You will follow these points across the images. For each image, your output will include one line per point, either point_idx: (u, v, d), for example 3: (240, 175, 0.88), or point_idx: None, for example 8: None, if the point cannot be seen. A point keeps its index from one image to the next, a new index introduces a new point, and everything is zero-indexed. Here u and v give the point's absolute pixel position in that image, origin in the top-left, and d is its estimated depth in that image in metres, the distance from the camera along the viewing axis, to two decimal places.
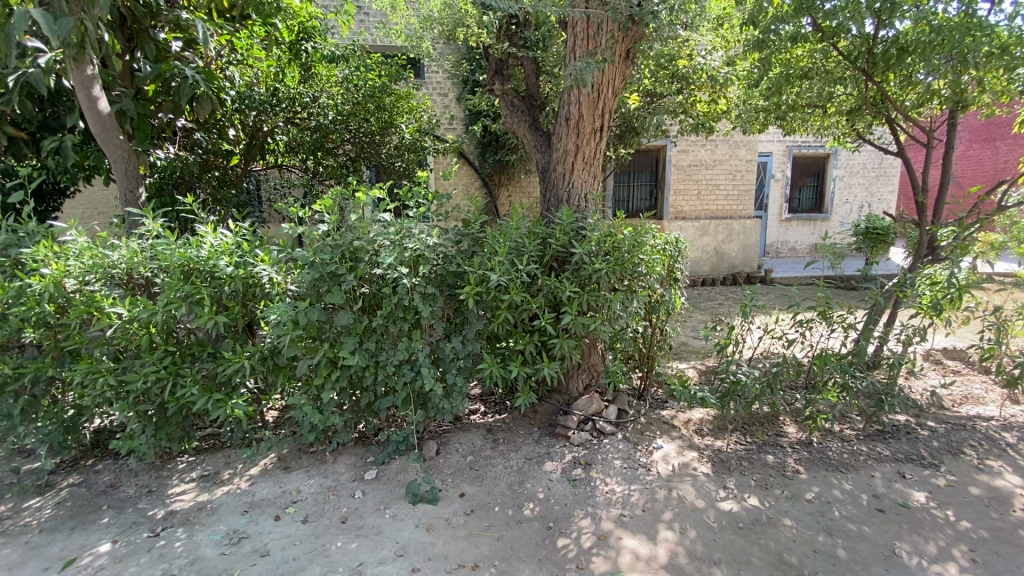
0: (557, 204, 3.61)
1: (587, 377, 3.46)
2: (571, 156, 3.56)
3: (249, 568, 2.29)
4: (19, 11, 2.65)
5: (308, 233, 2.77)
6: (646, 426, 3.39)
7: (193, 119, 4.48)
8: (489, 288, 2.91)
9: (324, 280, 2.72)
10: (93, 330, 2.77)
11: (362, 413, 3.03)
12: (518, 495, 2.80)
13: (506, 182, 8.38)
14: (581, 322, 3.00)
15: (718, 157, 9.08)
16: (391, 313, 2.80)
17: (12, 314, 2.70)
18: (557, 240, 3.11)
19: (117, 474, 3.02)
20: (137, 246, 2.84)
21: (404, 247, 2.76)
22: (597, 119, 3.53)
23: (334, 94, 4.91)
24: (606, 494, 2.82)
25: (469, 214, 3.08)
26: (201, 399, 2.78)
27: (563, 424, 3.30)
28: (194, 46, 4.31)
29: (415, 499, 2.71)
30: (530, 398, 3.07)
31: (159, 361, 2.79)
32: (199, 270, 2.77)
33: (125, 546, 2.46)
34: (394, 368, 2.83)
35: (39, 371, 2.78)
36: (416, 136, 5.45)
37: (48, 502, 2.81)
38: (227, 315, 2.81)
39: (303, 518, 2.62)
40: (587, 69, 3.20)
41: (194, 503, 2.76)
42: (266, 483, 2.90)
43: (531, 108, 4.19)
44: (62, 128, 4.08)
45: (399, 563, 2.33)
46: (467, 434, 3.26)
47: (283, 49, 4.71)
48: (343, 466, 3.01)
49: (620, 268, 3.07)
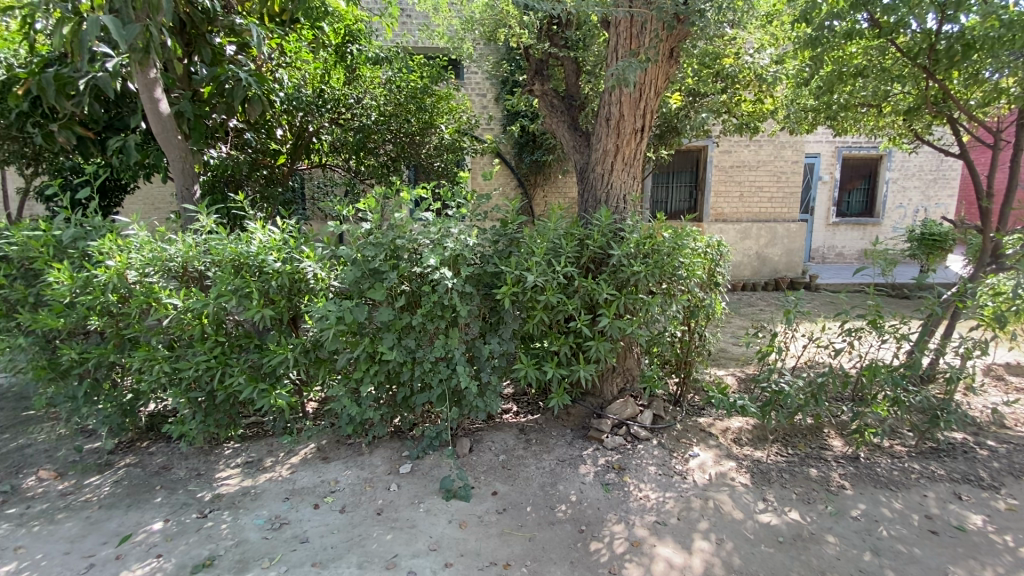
0: (595, 204, 3.59)
1: (622, 381, 3.43)
2: (610, 157, 3.53)
3: (289, 554, 2.38)
4: (91, 18, 2.83)
5: (351, 231, 2.84)
6: (682, 433, 3.31)
7: (244, 120, 4.65)
8: (525, 288, 2.92)
9: (367, 277, 2.81)
10: (150, 320, 2.92)
11: (398, 408, 3.08)
12: (551, 496, 2.80)
13: (542, 181, 8.35)
14: (618, 325, 2.97)
15: (763, 158, 8.79)
16: (429, 313, 2.85)
17: (79, 303, 2.88)
18: (595, 241, 3.08)
19: (169, 456, 3.18)
20: (192, 241, 2.99)
21: (444, 246, 2.82)
22: (638, 119, 3.48)
23: (377, 96, 5.01)
24: (640, 501, 2.77)
25: (507, 214, 3.11)
26: (248, 388, 2.90)
27: (596, 427, 3.25)
28: (247, 49, 4.45)
29: (449, 495, 2.74)
30: (564, 399, 3.06)
31: (210, 351, 2.92)
32: (249, 265, 2.89)
33: (175, 525, 2.59)
34: (430, 365, 2.88)
35: (102, 357, 2.95)
36: (456, 137, 5.47)
37: (106, 480, 2.99)
38: (274, 309, 2.91)
39: (341, 508, 2.70)
40: (631, 68, 3.17)
41: (240, 487, 2.88)
42: (306, 472, 2.99)
43: (570, 108, 4.17)
44: (125, 128, 4.38)
45: (433, 557, 2.36)
46: (500, 433, 3.26)
47: (330, 52, 4.92)
48: (379, 459, 3.07)
49: (659, 270, 3.03)
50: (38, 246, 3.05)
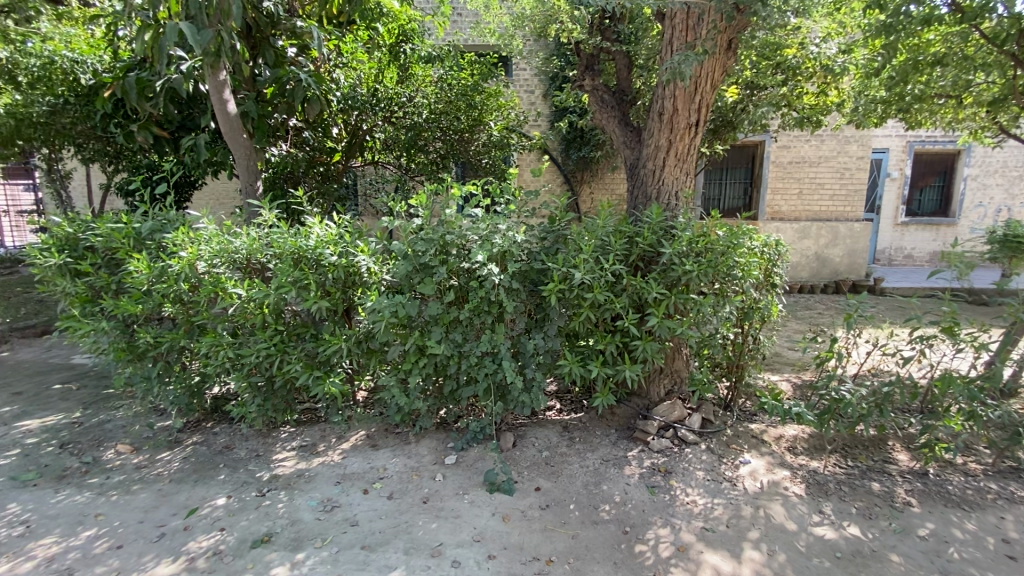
0: (645, 201, 3.52)
1: (670, 382, 3.33)
2: (662, 153, 3.45)
3: (340, 536, 2.48)
4: (170, 25, 3.02)
5: (403, 227, 2.92)
6: (732, 438, 3.20)
7: (303, 120, 4.86)
8: (572, 286, 2.89)
9: (417, 271, 2.88)
10: (217, 308, 3.11)
11: (445, 400, 3.14)
12: (594, 495, 2.77)
13: (589, 178, 8.24)
14: (667, 325, 2.91)
15: (824, 153, 8.35)
16: (476, 307, 2.90)
17: (156, 290, 3.10)
18: (645, 239, 3.01)
19: (231, 437, 3.37)
20: (256, 234, 3.15)
21: (492, 242, 2.85)
22: (692, 113, 3.38)
23: (428, 94, 5.12)
24: (687, 505, 2.71)
25: (555, 211, 3.09)
26: (304, 375, 3.04)
27: (642, 428, 3.18)
28: (307, 51, 4.64)
29: (493, 488, 2.77)
30: (609, 399, 3.03)
31: (270, 339, 3.08)
32: (307, 258, 3.03)
33: (237, 502, 2.76)
34: (477, 359, 2.92)
35: (174, 341, 3.17)
36: (504, 133, 5.47)
37: (176, 456, 3.21)
38: (330, 300, 3.03)
39: (388, 494, 2.78)
40: (686, 61, 3.10)
41: (295, 469, 3.02)
42: (356, 458, 3.10)
43: (621, 103, 4.10)
44: (195, 128, 4.68)
45: (477, 548, 2.40)
46: (544, 430, 3.25)
47: (384, 52, 5.05)
48: (425, 449, 3.14)
49: (713, 270, 2.93)
50: (121, 237, 3.31)
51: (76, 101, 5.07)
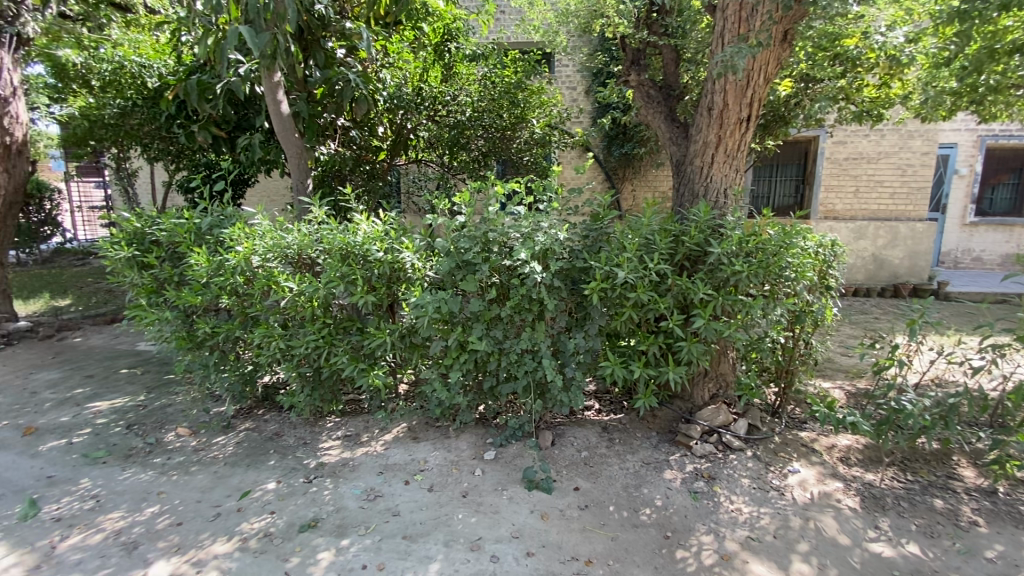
0: (691, 198, 3.43)
1: (715, 386, 3.22)
2: (711, 149, 3.35)
3: (383, 525, 2.55)
4: (231, 29, 3.15)
5: (447, 224, 2.96)
6: (780, 446, 3.08)
7: (351, 119, 5.01)
8: (615, 285, 2.85)
9: (460, 268, 2.91)
10: (269, 300, 3.24)
11: (484, 396, 3.16)
12: (634, 498, 2.73)
13: (631, 175, 8.12)
14: (714, 327, 2.82)
15: (885, 149, 7.88)
16: (517, 305, 2.91)
17: (214, 283, 3.26)
18: (691, 237, 2.94)
19: (281, 424, 3.51)
20: (307, 231, 3.26)
21: (534, 239, 2.83)
22: (744, 108, 3.26)
23: (472, 93, 5.20)
24: (731, 513, 2.63)
25: (599, 208, 3.05)
26: (350, 367, 3.14)
27: (685, 432, 3.10)
28: (356, 52, 4.68)
29: (531, 485, 2.78)
30: (651, 401, 2.98)
31: (318, 331, 3.19)
32: (355, 254, 3.12)
33: (286, 486, 2.87)
34: (517, 356, 2.93)
35: (229, 331, 3.33)
36: (546, 130, 5.42)
37: (230, 440, 3.37)
38: (375, 295, 3.11)
39: (428, 486, 2.84)
40: (740, 54, 2.98)
41: (340, 458, 3.12)
42: (397, 449, 3.17)
43: (668, 98, 4.00)
44: (250, 128, 4.91)
45: (515, 544, 2.41)
46: (583, 429, 3.22)
47: (429, 52, 5.13)
48: (464, 443, 3.18)
49: (764, 270, 2.83)
50: (183, 232, 3.51)
51: (144, 103, 5.39)
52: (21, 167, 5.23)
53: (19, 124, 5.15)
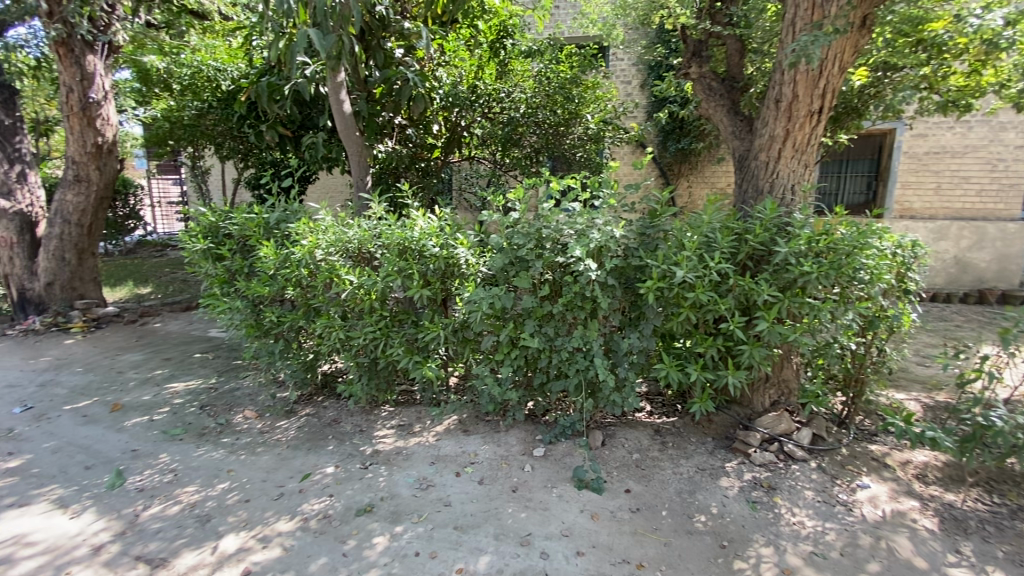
0: (756, 195, 3.28)
1: (776, 393, 3.09)
2: (778, 143, 3.19)
3: (435, 514, 2.61)
4: (300, 32, 3.27)
5: (501, 221, 2.97)
6: (848, 459, 2.91)
7: (407, 117, 5.14)
8: (672, 284, 2.77)
9: (514, 264, 2.92)
10: (331, 293, 3.37)
11: (535, 392, 3.16)
12: (688, 504, 2.65)
13: (686, 172, 7.87)
14: (778, 331, 2.70)
15: (972, 143, 7.26)
16: (570, 302, 2.89)
17: (281, 275, 3.43)
18: (755, 236, 2.81)
19: (338, 411, 3.65)
20: (367, 226, 3.38)
21: (589, 237, 2.79)
22: (816, 99, 3.09)
23: (526, 89, 5.20)
24: (793, 526, 2.50)
25: (656, 205, 2.96)
26: (405, 359, 3.23)
27: (743, 439, 2.99)
28: (414, 51, 4.81)
29: (581, 485, 2.75)
30: (708, 405, 2.89)
31: (376, 323, 3.30)
32: (412, 249, 3.21)
33: (344, 471, 3.00)
34: (569, 354, 2.91)
35: (294, 321, 3.50)
36: (600, 126, 5.35)
37: (292, 425, 3.55)
38: (430, 289, 3.18)
39: (479, 479, 2.87)
40: (815, 43, 2.83)
41: (394, 446, 3.22)
42: (449, 441, 3.23)
43: (730, 90, 3.85)
44: (314, 127, 5.14)
45: (565, 543, 2.40)
46: (634, 431, 3.16)
47: (484, 49, 5.18)
48: (514, 438, 3.19)
49: (836, 272, 2.66)
50: (254, 227, 3.72)
51: (217, 105, 5.74)
52: (110, 165, 5.69)
53: (110, 125, 5.59)
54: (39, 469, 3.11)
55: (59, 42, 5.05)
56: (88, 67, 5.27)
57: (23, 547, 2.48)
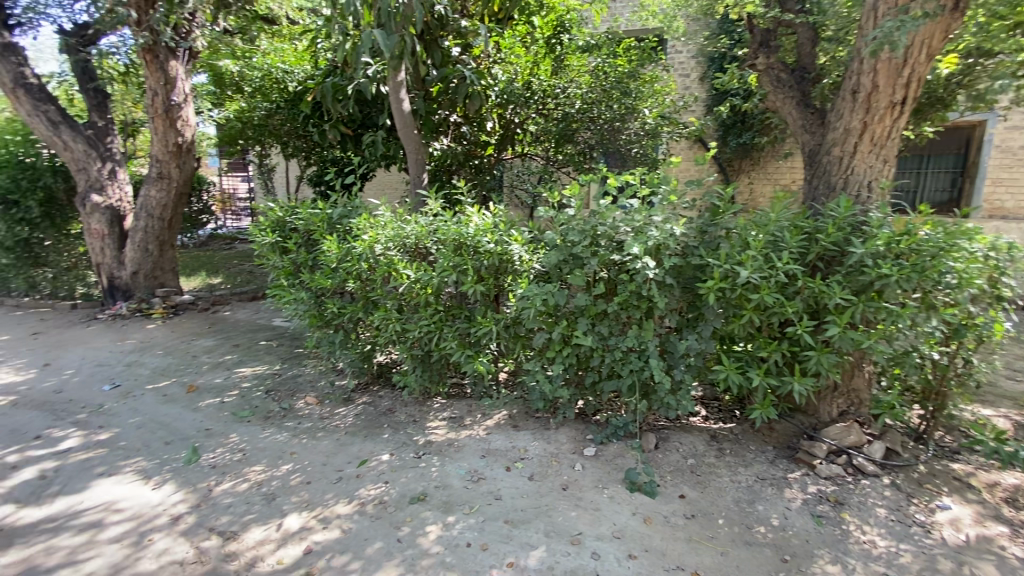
0: (827, 192, 3.09)
1: (845, 402, 2.92)
2: (854, 137, 3.00)
3: (486, 507, 2.64)
4: (366, 34, 3.42)
5: (556, 218, 2.96)
6: (926, 478, 2.70)
7: (462, 115, 5.22)
8: (735, 285, 2.67)
9: (568, 261, 2.90)
10: (389, 286, 3.47)
11: (586, 391, 3.13)
12: (746, 513, 2.55)
13: (747, 167, 7.59)
14: (850, 337, 2.54)
15: None
16: (626, 301, 2.84)
17: (343, 268, 3.58)
18: (827, 236, 2.66)
19: (393, 401, 3.77)
20: (425, 222, 3.46)
21: (647, 234, 2.73)
22: (898, 90, 2.88)
23: (582, 84, 5.15)
24: (863, 545, 2.36)
25: (719, 202, 2.85)
26: (458, 352, 3.29)
27: (807, 450, 2.84)
28: (469, 49, 4.81)
29: (633, 487, 2.70)
30: (770, 412, 2.77)
31: (431, 317, 3.38)
32: (467, 245, 3.24)
33: (399, 459, 3.09)
34: (623, 354, 2.87)
35: (353, 313, 3.64)
36: (658, 120, 5.23)
37: (350, 412, 3.69)
38: (484, 285, 3.22)
39: (530, 475, 2.88)
40: (901, 28, 2.66)
41: (446, 438, 3.28)
42: (499, 435, 3.26)
43: (801, 81, 3.65)
44: (373, 125, 5.33)
45: (617, 545, 2.37)
46: (689, 435, 3.06)
47: (540, 45, 5.16)
48: (564, 436, 3.18)
49: (919, 275, 2.47)
50: (318, 222, 3.90)
51: (285, 105, 6.06)
52: (188, 164, 6.11)
53: (189, 126, 5.99)
54: (126, 442, 3.39)
55: (146, 49, 5.42)
56: (171, 72, 5.63)
57: (112, 513, 2.72)
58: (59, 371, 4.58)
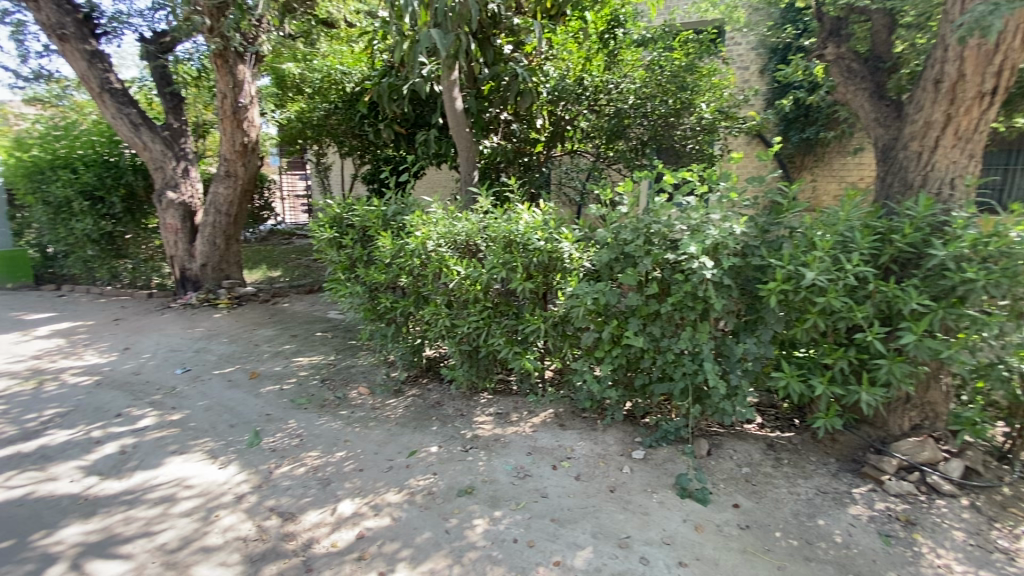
0: (902, 189, 2.87)
1: (918, 416, 2.72)
2: (935, 130, 2.78)
3: (532, 504, 2.65)
4: (424, 34, 3.51)
5: (608, 215, 2.92)
6: (1012, 501, 2.49)
7: (513, 113, 5.24)
8: (799, 287, 2.54)
9: (619, 260, 2.86)
10: (439, 282, 3.53)
11: (635, 393, 3.07)
12: (806, 528, 2.43)
13: (810, 164, 7.23)
14: (927, 346, 2.37)
15: None
16: (679, 302, 2.76)
17: (396, 264, 3.67)
18: (903, 237, 2.48)
19: (441, 395, 3.84)
20: (476, 219, 3.50)
21: (705, 233, 2.64)
22: (988, 79, 2.65)
23: (636, 79, 5.04)
24: (937, 569, 2.20)
25: (782, 200, 2.71)
26: (505, 349, 3.32)
27: (874, 464, 2.67)
28: (522, 46, 4.92)
29: (684, 493, 2.63)
30: (835, 421, 2.63)
31: (479, 313, 3.41)
32: (517, 242, 3.24)
33: (446, 452, 3.14)
34: (675, 356, 2.80)
35: (405, 307, 3.74)
36: (715, 115, 5.05)
37: (399, 403, 3.79)
38: (533, 283, 3.23)
39: (576, 475, 2.86)
40: (996, 11, 2.43)
41: (492, 433, 3.31)
42: (545, 433, 3.25)
43: (874, 71, 3.42)
44: (425, 125, 5.47)
45: (667, 551, 2.32)
46: (744, 443, 2.95)
47: (593, 40, 5.08)
48: (612, 438, 3.13)
49: (1010, 281, 2.27)
50: (373, 218, 4.02)
51: (343, 105, 6.35)
52: (253, 162, 6.45)
53: (254, 127, 6.32)
54: (195, 423, 3.63)
55: (217, 54, 5.74)
56: (239, 76, 5.96)
57: (183, 489, 2.92)
58: (137, 355, 4.95)
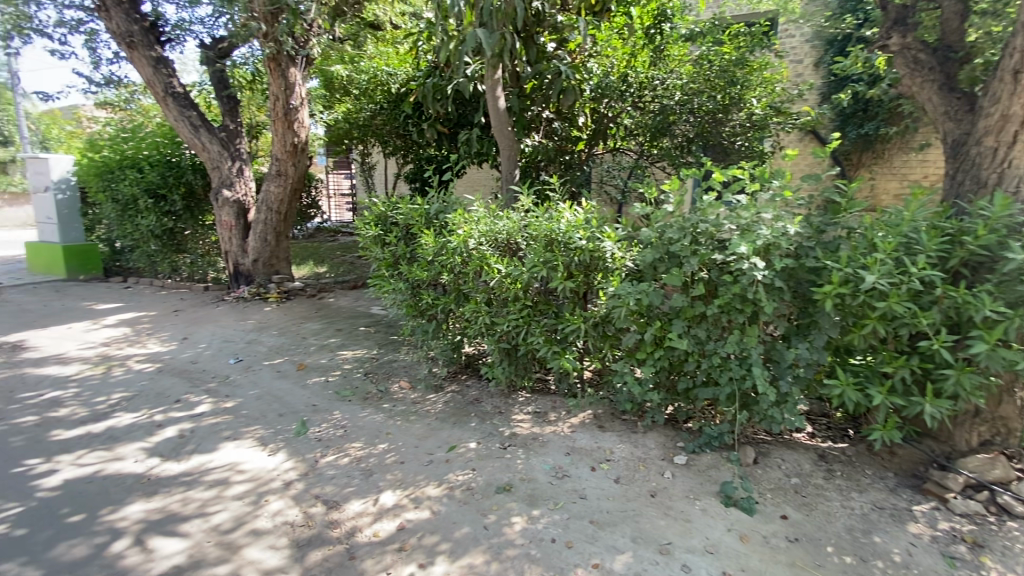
0: (975, 187, 2.69)
1: (989, 431, 2.54)
2: (1013, 124, 2.59)
3: (570, 505, 2.63)
4: (471, 34, 3.56)
5: (653, 214, 2.86)
6: None
7: (555, 111, 5.22)
8: (857, 291, 2.41)
9: (664, 260, 2.80)
10: (480, 280, 3.55)
11: (678, 397, 3.00)
12: (860, 544, 2.31)
13: (869, 161, 6.85)
14: (1000, 357, 2.21)
15: None
16: (727, 304, 2.67)
17: (438, 261, 3.73)
18: (976, 239, 2.32)
19: (480, 392, 3.87)
20: (517, 218, 3.52)
21: (755, 233, 2.55)
22: None
23: (683, 74, 4.94)
24: None
25: (840, 199, 2.59)
26: (545, 348, 3.29)
27: (937, 481, 2.51)
28: (566, 44, 4.84)
29: (729, 502, 2.55)
30: (893, 434, 2.49)
31: (519, 311, 3.40)
32: (558, 240, 3.22)
33: (485, 449, 3.17)
34: (721, 360, 2.71)
35: (445, 305, 3.79)
36: (767, 111, 4.86)
37: (439, 399, 3.85)
38: (574, 282, 3.20)
39: (616, 478, 2.82)
40: None
41: (530, 432, 3.31)
42: (584, 434, 3.22)
43: (945, 62, 3.20)
44: (468, 124, 5.53)
45: (709, 560, 2.26)
46: (793, 452, 2.83)
47: (638, 36, 4.97)
48: (653, 441, 3.07)
49: None
50: (417, 216, 4.11)
51: (389, 105, 6.53)
52: (302, 162, 6.68)
53: (304, 127, 6.55)
54: (247, 411, 3.81)
55: (271, 58, 5.98)
56: (291, 78, 6.19)
57: (236, 473, 3.07)
58: (194, 345, 5.23)
